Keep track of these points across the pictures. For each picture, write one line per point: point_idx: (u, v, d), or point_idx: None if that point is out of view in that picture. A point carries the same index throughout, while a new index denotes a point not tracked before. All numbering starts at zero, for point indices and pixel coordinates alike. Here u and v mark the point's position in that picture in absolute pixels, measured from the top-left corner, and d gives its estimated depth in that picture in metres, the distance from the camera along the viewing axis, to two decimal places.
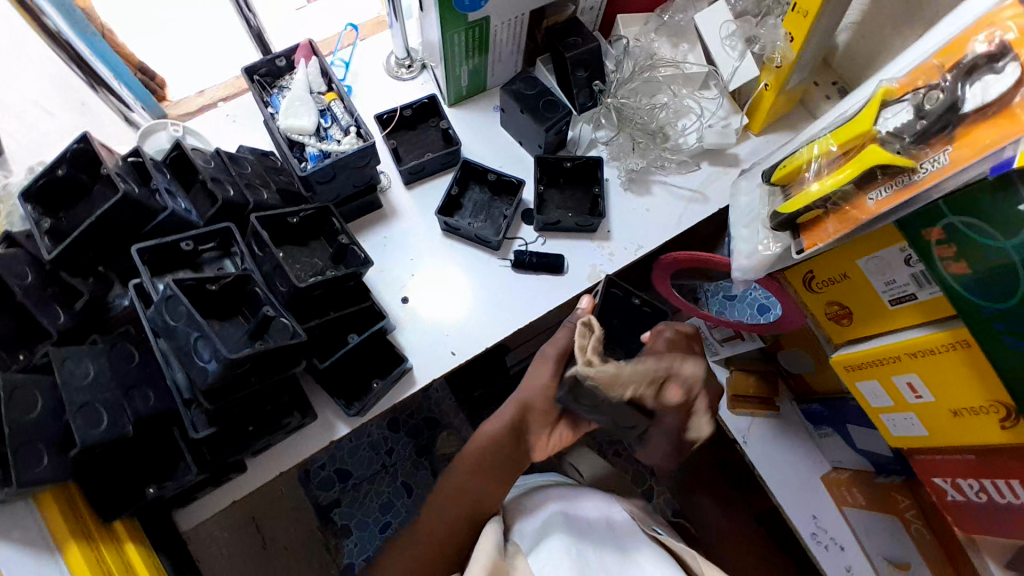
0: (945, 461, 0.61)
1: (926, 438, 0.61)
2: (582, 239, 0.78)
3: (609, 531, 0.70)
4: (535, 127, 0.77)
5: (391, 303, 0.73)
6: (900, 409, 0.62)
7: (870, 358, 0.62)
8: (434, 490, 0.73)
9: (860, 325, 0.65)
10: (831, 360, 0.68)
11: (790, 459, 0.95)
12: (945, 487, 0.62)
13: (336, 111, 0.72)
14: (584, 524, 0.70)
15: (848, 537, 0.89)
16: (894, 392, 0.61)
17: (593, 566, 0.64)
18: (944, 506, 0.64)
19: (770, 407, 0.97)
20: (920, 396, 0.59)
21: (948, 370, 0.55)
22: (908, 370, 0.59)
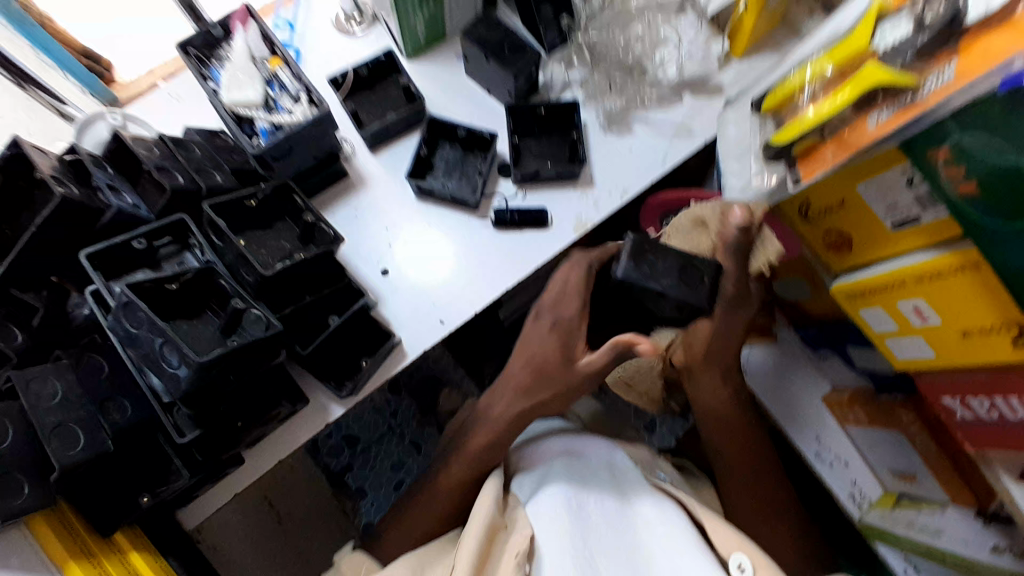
0: (954, 382, 0.60)
1: (934, 360, 0.60)
2: (565, 188, 0.74)
3: (613, 481, 0.66)
4: (502, 73, 0.72)
5: (372, 277, 0.69)
6: (905, 334, 0.60)
7: (873, 285, 0.60)
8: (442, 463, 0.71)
9: (859, 252, 0.63)
10: (832, 290, 0.66)
11: (791, 381, 0.91)
12: (955, 406, 0.61)
13: (282, 78, 0.66)
14: (585, 467, 0.67)
15: (853, 451, 0.85)
16: (899, 317, 0.60)
17: (593, 515, 0.61)
18: (952, 425, 0.63)
19: (766, 336, 0.96)
20: (926, 319, 0.57)
21: (956, 292, 0.53)
22: (914, 295, 0.57)
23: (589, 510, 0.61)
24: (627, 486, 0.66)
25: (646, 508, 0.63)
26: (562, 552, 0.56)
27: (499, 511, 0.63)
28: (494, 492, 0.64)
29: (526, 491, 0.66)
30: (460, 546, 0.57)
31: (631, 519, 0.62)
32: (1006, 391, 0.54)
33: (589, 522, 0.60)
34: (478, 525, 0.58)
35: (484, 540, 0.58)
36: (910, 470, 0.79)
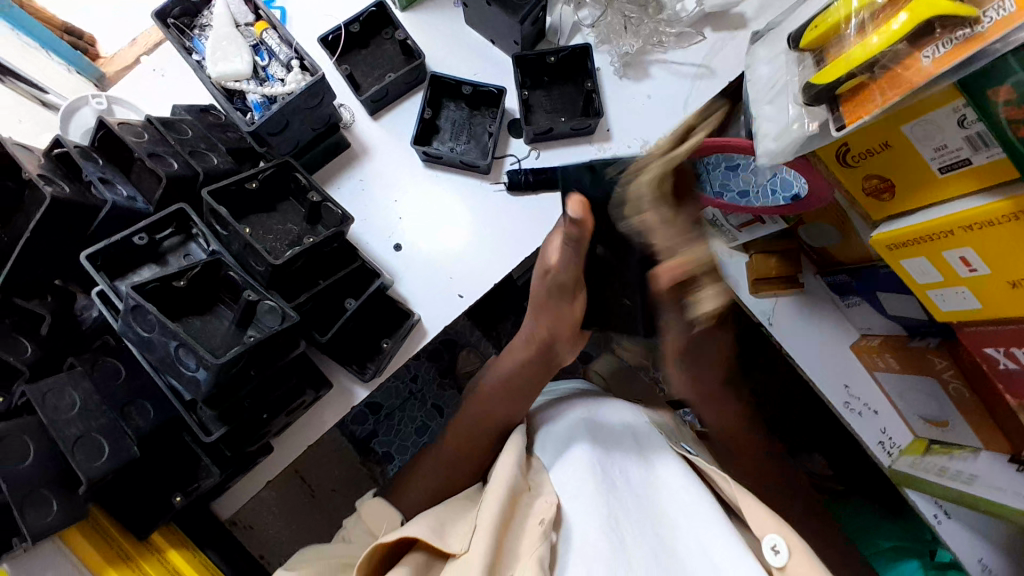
0: (998, 332, 0.58)
1: (979, 310, 0.58)
2: (580, 145, 0.69)
3: (635, 445, 0.60)
4: (505, 19, 0.65)
5: (386, 254, 0.66)
6: (950, 284, 0.58)
7: (916, 234, 0.56)
8: (462, 432, 0.70)
9: (902, 199, 0.58)
10: (871, 241, 0.62)
11: (817, 332, 0.92)
12: (997, 356, 0.59)
13: (270, 43, 0.61)
14: (609, 428, 0.62)
15: (881, 400, 0.90)
16: (944, 267, 0.56)
17: (621, 485, 0.55)
18: (993, 375, 0.61)
19: (793, 285, 0.92)
20: (975, 269, 0.54)
21: (1009, 241, 0.50)
22: (962, 245, 0.53)
23: (614, 472, 0.56)
24: (652, 444, 0.61)
25: (673, 467, 0.58)
26: (588, 512, 0.51)
27: (523, 474, 0.59)
28: (517, 454, 0.60)
29: (548, 452, 0.62)
30: (482, 508, 0.53)
31: (653, 480, 0.57)
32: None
33: (616, 483, 0.55)
34: (501, 489, 0.54)
35: (507, 504, 0.53)
36: (942, 417, 0.82)
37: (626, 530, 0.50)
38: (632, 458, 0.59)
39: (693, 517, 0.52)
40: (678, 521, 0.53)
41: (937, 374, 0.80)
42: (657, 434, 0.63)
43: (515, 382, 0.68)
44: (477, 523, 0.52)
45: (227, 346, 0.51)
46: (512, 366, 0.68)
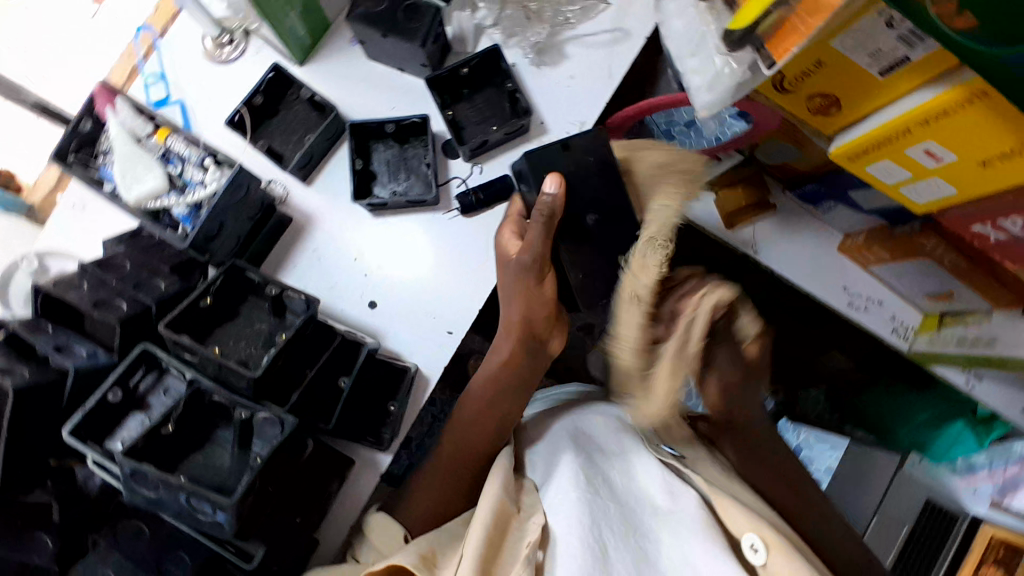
0: (981, 209, 0.58)
1: (954, 195, 0.57)
2: (521, 145, 0.67)
3: (619, 458, 0.60)
4: (405, 47, 0.63)
5: (363, 314, 0.64)
6: (920, 177, 0.57)
7: (871, 142, 0.56)
8: (448, 457, 0.65)
9: (851, 108, 0.57)
10: (832, 155, 0.61)
11: (804, 243, 0.93)
12: (986, 230, 0.60)
13: (177, 148, 0.58)
14: (592, 445, 0.62)
15: (883, 290, 0.92)
16: (909, 164, 0.56)
17: (606, 494, 0.56)
18: (989, 247, 0.62)
19: (767, 208, 0.92)
20: (931, 161, 0.54)
21: (963, 128, 0.49)
22: (923, 140, 0.52)
23: (598, 479, 0.57)
24: (633, 446, 0.62)
25: (654, 467, 0.59)
26: (573, 524, 0.52)
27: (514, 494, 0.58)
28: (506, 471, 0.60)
29: (536, 468, 0.63)
30: (468, 534, 0.53)
31: (639, 486, 0.58)
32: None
33: (600, 489, 0.55)
34: (486, 511, 0.54)
35: (493, 526, 0.53)
36: (945, 291, 0.83)
37: (613, 541, 0.51)
38: (617, 468, 0.60)
39: (680, 523, 0.53)
40: (669, 524, 0.54)
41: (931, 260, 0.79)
42: (634, 435, 0.63)
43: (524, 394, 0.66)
44: (464, 549, 0.52)
45: (228, 477, 0.50)
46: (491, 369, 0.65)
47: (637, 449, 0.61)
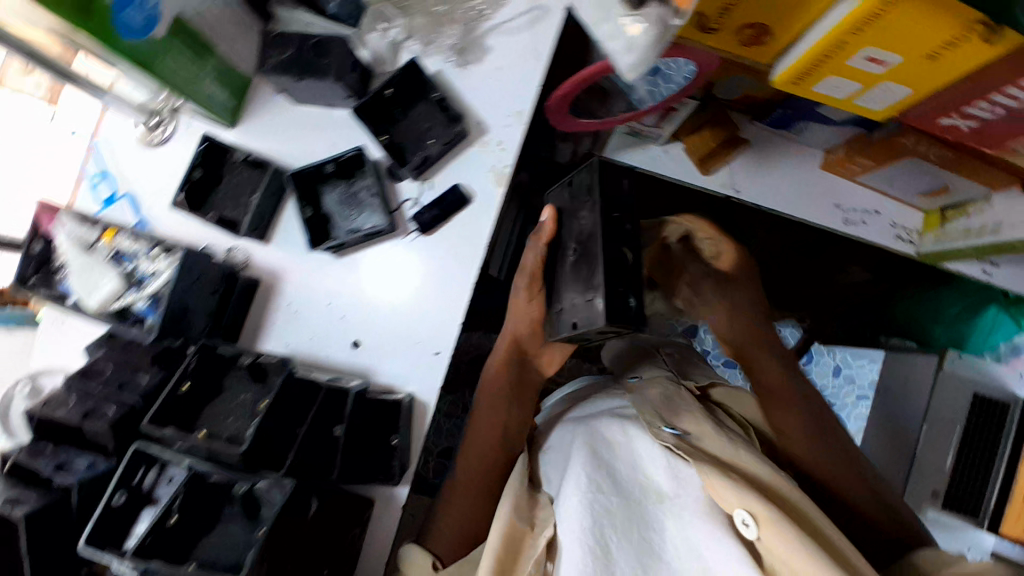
0: (942, 103, 0.55)
1: (911, 95, 0.54)
2: (465, 150, 0.65)
3: (625, 455, 0.68)
4: (325, 86, 0.61)
5: (350, 358, 0.64)
6: (871, 85, 0.54)
7: (806, 65, 0.54)
8: (466, 448, 0.85)
9: (784, 30, 0.54)
10: (775, 83, 0.58)
11: (784, 171, 0.90)
12: (955, 121, 0.57)
13: (126, 245, 0.58)
14: (601, 443, 0.70)
15: (874, 199, 0.90)
16: (855, 75, 0.53)
17: (612, 491, 0.63)
18: (963, 137, 0.59)
19: (738, 144, 0.89)
20: (873, 67, 0.52)
21: (901, 25, 0.46)
22: (862, 46, 0.49)
23: (600, 476, 0.64)
24: (635, 433, 0.70)
25: (658, 454, 0.67)
26: (575, 529, 0.61)
27: (530, 508, 0.70)
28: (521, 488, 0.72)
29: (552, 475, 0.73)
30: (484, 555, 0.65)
31: (643, 476, 0.66)
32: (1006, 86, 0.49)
33: (603, 486, 0.63)
34: (495, 540, 0.65)
35: (508, 549, 0.65)
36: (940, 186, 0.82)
37: (618, 537, 0.60)
38: (621, 459, 0.68)
39: (679, 512, 0.62)
40: (670, 510, 0.63)
41: (923, 155, 0.75)
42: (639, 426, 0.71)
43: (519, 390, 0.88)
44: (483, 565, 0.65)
45: (243, 551, 0.51)
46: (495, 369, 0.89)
47: (635, 435, 0.70)
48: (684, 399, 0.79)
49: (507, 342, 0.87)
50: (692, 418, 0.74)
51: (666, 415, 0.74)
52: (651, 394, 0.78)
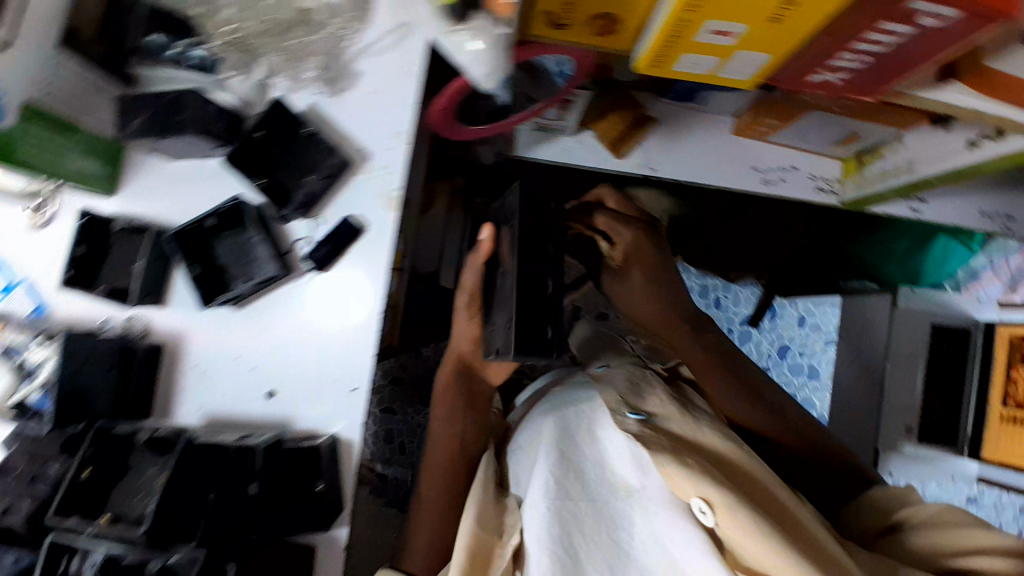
0: (808, 60, 0.53)
1: (771, 61, 0.52)
2: (351, 180, 0.63)
3: (592, 459, 0.76)
4: (188, 140, 0.59)
5: (264, 408, 0.63)
6: (729, 57, 0.52)
7: (661, 46, 0.52)
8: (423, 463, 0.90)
9: (630, 15, 0.52)
10: (639, 69, 0.57)
11: (696, 141, 0.90)
12: (826, 76, 0.56)
13: (12, 341, 0.61)
14: (574, 447, 0.77)
15: (790, 155, 0.90)
16: (709, 49, 0.51)
17: (579, 498, 0.71)
18: (841, 89, 0.58)
19: (645, 122, 0.88)
20: (723, 40, 0.50)
21: None
22: (705, 22, 0.48)
23: (569, 479, 0.73)
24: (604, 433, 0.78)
25: (623, 448, 0.75)
26: (545, 535, 0.68)
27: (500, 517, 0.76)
28: (487, 496, 0.79)
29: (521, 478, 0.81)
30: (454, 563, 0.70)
31: (610, 474, 0.75)
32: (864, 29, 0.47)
33: (572, 494, 0.71)
34: (462, 555, 0.70)
35: (477, 561, 0.70)
36: (849, 134, 0.82)
37: (585, 537, 0.69)
38: (589, 459, 0.76)
39: (644, 503, 0.71)
40: (635, 502, 0.72)
41: (826, 107, 0.74)
42: (605, 427, 0.79)
43: (472, 400, 0.92)
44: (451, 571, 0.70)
45: None
46: (444, 382, 0.93)
47: (602, 433, 0.79)
48: (649, 385, 0.89)
49: (454, 363, 0.92)
50: (660, 403, 0.84)
51: (634, 397, 0.84)
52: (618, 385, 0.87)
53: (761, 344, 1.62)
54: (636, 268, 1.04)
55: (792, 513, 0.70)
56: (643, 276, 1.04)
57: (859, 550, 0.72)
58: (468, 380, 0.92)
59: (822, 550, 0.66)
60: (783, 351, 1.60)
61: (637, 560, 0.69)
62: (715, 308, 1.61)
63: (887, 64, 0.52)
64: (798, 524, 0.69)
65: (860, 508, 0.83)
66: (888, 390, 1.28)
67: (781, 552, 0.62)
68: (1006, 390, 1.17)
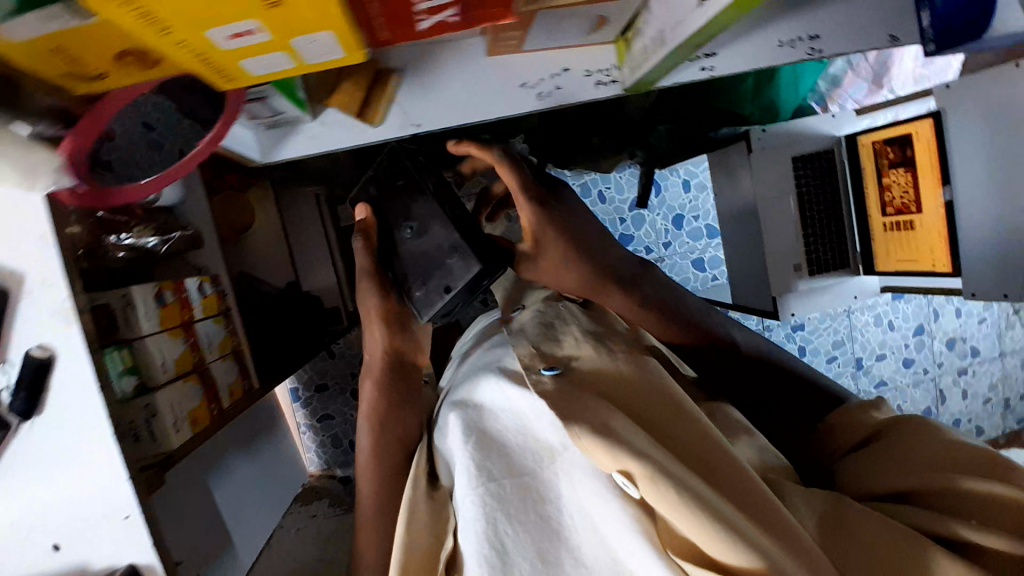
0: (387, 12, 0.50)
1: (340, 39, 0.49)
2: (15, 307, 0.56)
3: (512, 432, 0.67)
4: None
5: (56, 561, 0.60)
6: (293, 51, 0.49)
7: (208, 54, 0.44)
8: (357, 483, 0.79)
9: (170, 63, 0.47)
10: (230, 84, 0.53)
11: (454, 78, 0.77)
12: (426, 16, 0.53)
13: None
14: (497, 426, 0.68)
15: (559, 56, 0.78)
16: (262, 53, 0.48)
17: (501, 480, 0.62)
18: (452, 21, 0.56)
19: (383, 81, 0.74)
20: (257, 35, 0.43)
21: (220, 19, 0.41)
22: (223, 39, 0.44)
23: (487, 457, 0.64)
24: (518, 401, 0.68)
25: (541, 412, 0.66)
26: (471, 533, 0.60)
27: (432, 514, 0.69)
28: (418, 494, 0.70)
29: (446, 464, 0.72)
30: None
31: (533, 440, 0.66)
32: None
33: (490, 477, 0.62)
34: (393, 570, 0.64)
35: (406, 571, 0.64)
36: (598, 19, 0.70)
37: (509, 521, 0.60)
38: (507, 429, 0.68)
39: (571, 470, 0.63)
40: (559, 471, 0.63)
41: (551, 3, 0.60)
42: (523, 391, 0.69)
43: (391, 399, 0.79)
44: None
45: None
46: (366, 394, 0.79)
47: (516, 396, 0.69)
48: (561, 325, 0.83)
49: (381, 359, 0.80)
50: (578, 344, 0.77)
51: (550, 342, 0.77)
52: (528, 333, 0.81)
53: (655, 222, 1.63)
54: (551, 248, 0.80)
55: (723, 455, 0.61)
56: (561, 251, 0.81)
57: (801, 501, 0.61)
58: (399, 367, 0.82)
59: (755, 500, 0.56)
60: (678, 220, 1.64)
61: (569, 535, 0.61)
62: (600, 202, 1.60)
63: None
64: (730, 468, 0.60)
65: (832, 423, 0.73)
66: (767, 235, 1.23)
67: (708, 526, 0.51)
68: (882, 198, 1.18)
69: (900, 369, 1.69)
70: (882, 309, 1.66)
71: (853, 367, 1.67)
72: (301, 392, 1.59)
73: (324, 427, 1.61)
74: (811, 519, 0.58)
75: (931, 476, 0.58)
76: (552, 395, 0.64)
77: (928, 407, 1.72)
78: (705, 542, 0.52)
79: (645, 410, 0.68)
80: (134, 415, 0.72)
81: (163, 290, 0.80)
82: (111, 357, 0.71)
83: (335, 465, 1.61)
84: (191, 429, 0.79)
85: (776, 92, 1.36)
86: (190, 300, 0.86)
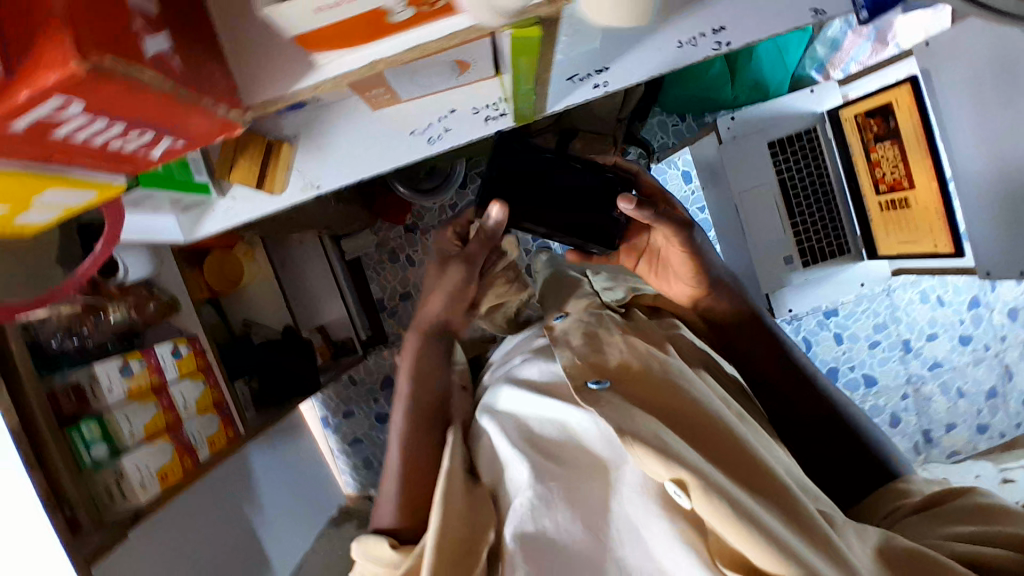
0: (116, 154, 0.43)
1: (74, 185, 0.45)
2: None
3: (558, 430, 0.63)
4: None
5: None
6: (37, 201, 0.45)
7: None
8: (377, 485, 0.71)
9: None
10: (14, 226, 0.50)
11: (345, 139, 0.79)
12: (168, 143, 0.44)
13: None
14: (546, 434, 0.63)
15: (445, 98, 0.76)
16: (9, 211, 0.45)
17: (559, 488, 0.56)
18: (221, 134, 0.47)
19: (274, 152, 0.77)
20: None
21: None
22: None
23: (546, 461, 0.59)
24: (559, 412, 0.64)
25: (588, 425, 0.62)
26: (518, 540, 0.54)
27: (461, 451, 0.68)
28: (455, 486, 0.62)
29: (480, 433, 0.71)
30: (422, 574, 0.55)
31: (566, 430, 0.63)
32: (54, 140, 0.37)
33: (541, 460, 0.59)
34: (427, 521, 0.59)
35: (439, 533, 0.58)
36: (461, 61, 0.68)
37: (570, 521, 0.54)
38: (544, 419, 0.65)
39: (629, 484, 0.56)
40: (613, 485, 0.57)
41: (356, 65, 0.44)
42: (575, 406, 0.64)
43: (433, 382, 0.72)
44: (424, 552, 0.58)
45: None
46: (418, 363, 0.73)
47: (570, 416, 0.63)
48: (607, 331, 0.74)
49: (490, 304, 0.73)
50: (626, 353, 0.70)
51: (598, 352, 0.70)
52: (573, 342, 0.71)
53: None
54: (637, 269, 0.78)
55: (770, 475, 0.56)
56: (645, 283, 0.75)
57: (853, 533, 0.54)
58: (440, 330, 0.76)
59: (808, 521, 0.52)
60: None
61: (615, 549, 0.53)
62: None
63: (176, 114, 0.40)
64: (779, 489, 0.54)
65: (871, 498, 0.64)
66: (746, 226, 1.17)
67: (751, 533, 0.48)
68: (873, 176, 1.07)
69: (956, 348, 1.52)
70: (932, 285, 1.49)
71: (901, 350, 1.52)
72: (331, 419, 1.68)
73: (356, 450, 1.70)
74: (866, 547, 0.52)
75: (953, 530, 0.54)
76: (603, 404, 0.59)
77: (992, 387, 1.54)
78: (742, 547, 0.48)
79: (696, 430, 0.61)
80: (106, 479, 0.80)
81: (130, 361, 0.88)
82: (75, 434, 0.78)
83: (369, 486, 1.71)
84: (160, 486, 0.86)
85: (759, 69, 1.28)
86: (161, 365, 0.94)
